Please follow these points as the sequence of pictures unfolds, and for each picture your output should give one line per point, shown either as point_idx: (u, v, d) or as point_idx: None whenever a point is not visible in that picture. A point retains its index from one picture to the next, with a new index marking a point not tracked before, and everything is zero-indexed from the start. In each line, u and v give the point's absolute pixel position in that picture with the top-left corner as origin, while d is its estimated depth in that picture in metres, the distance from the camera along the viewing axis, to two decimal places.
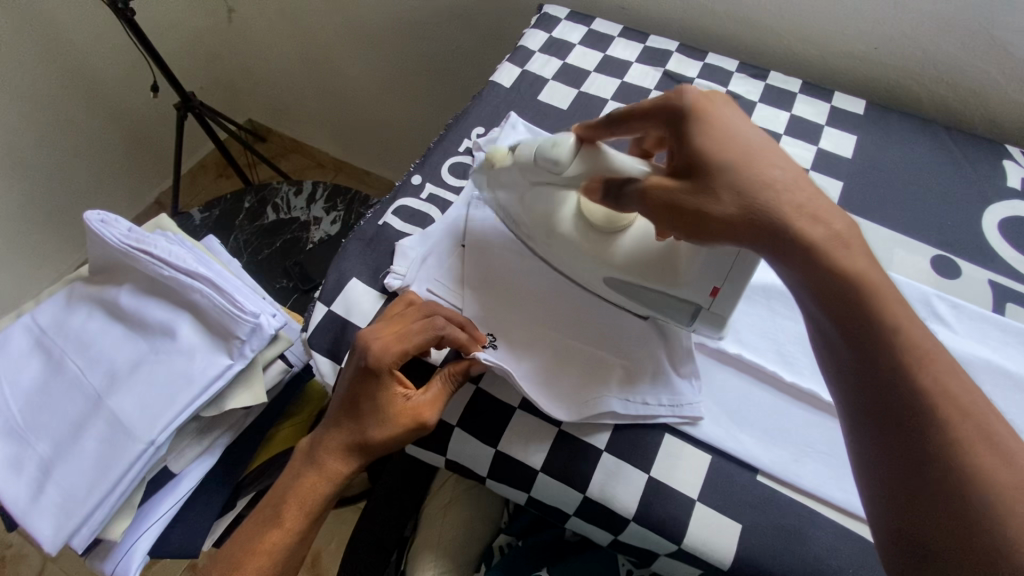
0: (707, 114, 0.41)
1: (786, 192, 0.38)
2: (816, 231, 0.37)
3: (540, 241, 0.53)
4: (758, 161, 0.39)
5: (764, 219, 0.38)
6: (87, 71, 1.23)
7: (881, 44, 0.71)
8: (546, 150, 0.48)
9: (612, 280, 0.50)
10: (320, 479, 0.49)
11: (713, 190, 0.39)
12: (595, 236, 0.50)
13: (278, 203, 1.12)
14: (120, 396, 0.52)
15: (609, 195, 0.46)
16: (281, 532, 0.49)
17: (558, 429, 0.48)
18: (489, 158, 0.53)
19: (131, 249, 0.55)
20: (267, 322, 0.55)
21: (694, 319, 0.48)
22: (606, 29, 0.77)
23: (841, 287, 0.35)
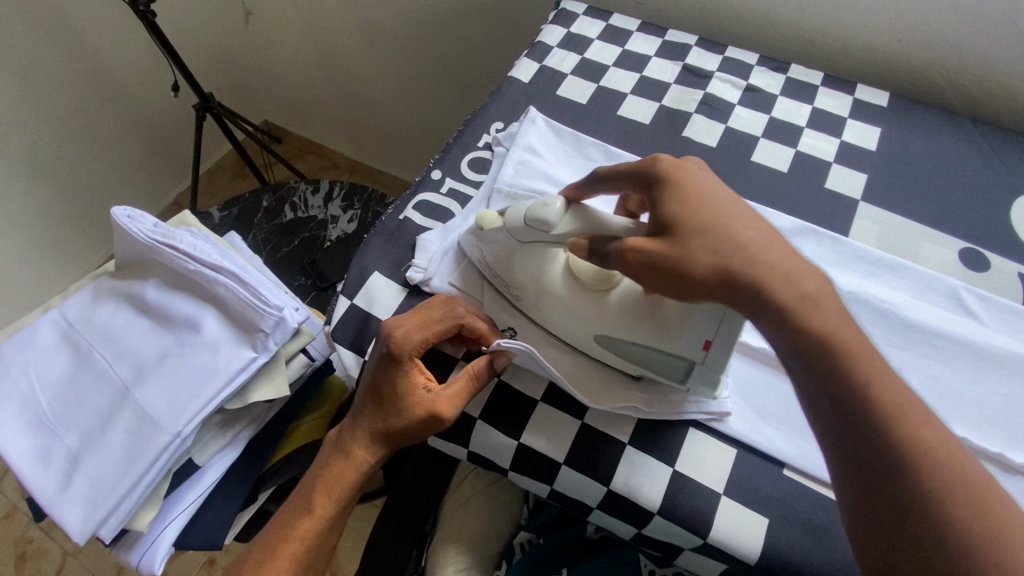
0: (680, 178, 0.42)
1: (759, 250, 0.38)
2: (786, 295, 0.36)
3: (529, 302, 0.51)
4: (729, 220, 0.39)
5: (737, 280, 0.37)
6: (107, 71, 1.25)
7: (905, 35, 0.70)
8: (535, 210, 0.46)
9: (602, 338, 0.48)
10: (346, 469, 0.50)
11: (686, 249, 0.39)
12: (585, 296, 0.48)
13: (296, 202, 1.13)
14: (148, 388, 0.53)
15: (595, 255, 0.44)
16: (308, 520, 0.49)
17: (582, 421, 0.48)
18: (479, 221, 0.51)
19: (157, 244, 0.56)
20: (290, 316, 0.55)
21: (686, 376, 0.46)
22: (624, 24, 0.77)
23: (816, 349, 0.35)
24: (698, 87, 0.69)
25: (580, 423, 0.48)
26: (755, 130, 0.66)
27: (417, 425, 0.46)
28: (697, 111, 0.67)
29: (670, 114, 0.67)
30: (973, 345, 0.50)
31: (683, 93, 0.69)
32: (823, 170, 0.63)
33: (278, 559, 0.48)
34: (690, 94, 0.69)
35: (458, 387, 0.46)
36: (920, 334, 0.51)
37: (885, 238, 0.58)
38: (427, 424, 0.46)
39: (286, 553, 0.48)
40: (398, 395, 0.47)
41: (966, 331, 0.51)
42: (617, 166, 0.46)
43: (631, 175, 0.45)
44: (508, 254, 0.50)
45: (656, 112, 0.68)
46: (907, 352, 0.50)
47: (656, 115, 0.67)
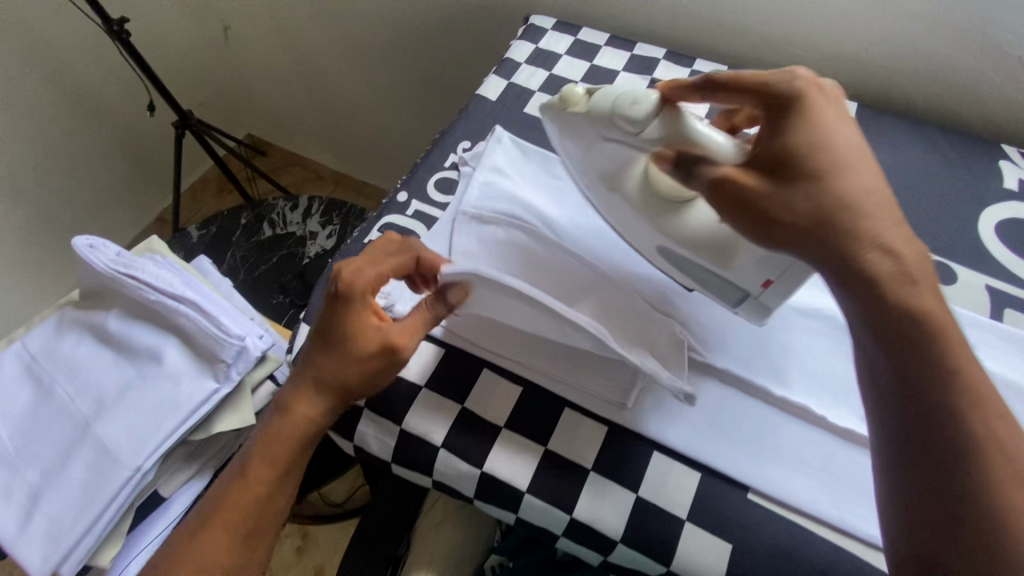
0: (813, 107, 0.40)
1: (873, 210, 0.38)
2: (885, 264, 0.37)
3: (598, 195, 0.51)
4: (862, 171, 0.39)
5: (824, 237, 0.38)
6: (84, 90, 1.25)
7: (870, 45, 0.70)
8: (622, 104, 0.45)
9: (661, 249, 0.49)
10: (293, 428, 0.46)
11: (790, 193, 0.38)
12: (658, 207, 0.47)
13: (274, 218, 1.12)
14: (109, 422, 0.52)
15: (682, 168, 0.43)
16: (242, 485, 0.45)
17: (545, 448, 0.48)
18: (563, 97, 0.49)
19: (118, 274, 0.56)
20: (253, 344, 0.55)
21: (740, 302, 0.47)
22: (592, 38, 0.77)
23: (889, 311, 0.36)
24: None
25: (543, 450, 0.48)
26: None
27: (365, 364, 0.45)
28: None
29: None
30: None
31: None
32: None
33: (219, 529, 0.44)
34: None
35: (412, 322, 0.47)
36: None
37: None
38: (379, 363, 0.45)
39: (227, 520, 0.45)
40: (346, 338, 0.45)
41: None
42: (738, 74, 0.44)
43: (753, 92, 0.43)
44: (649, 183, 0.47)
45: None
46: None
47: None
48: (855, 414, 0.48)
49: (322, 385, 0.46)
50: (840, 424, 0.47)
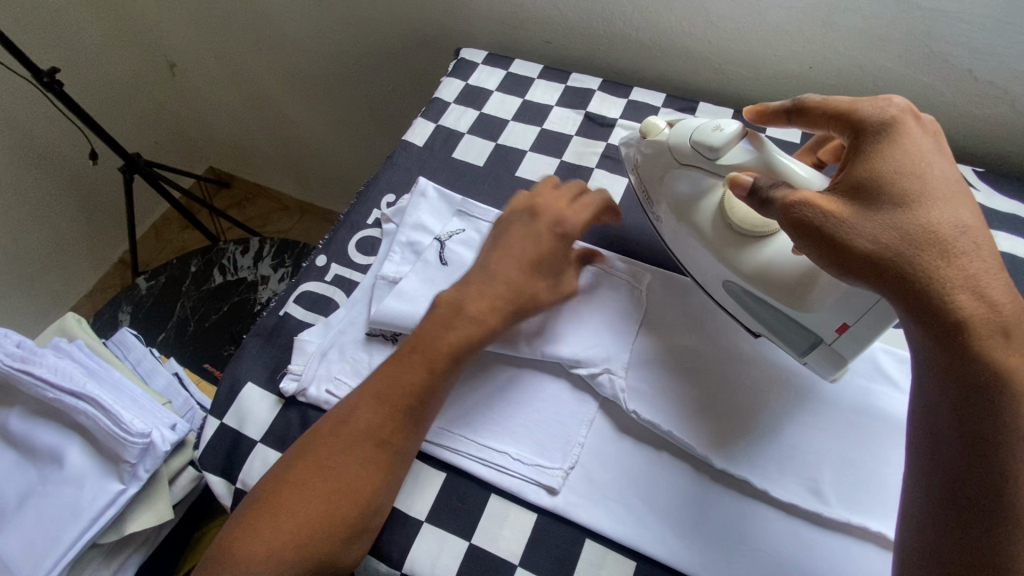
0: (903, 138, 0.37)
1: (959, 247, 0.33)
2: (973, 306, 0.32)
3: (669, 226, 0.51)
4: (941, 204, 0.34)
5: (900, 276, 0.33)
6: (29, 143, 1.17)
7: (815, 64, 0.67)
8: (705, 133, 0.44)
9: (730, 284, 0.47)
10: (462, 331, 0.47)
11: (868, 222, 0.34)
12: (732, 239, 0.45)
13: (225, 264, 1.08)
14: (6, 536, 0.48)
15: (755, 198, 0.40)
16: (417, 394, 0.45)
17: (469, 543, 0.44)
18: (646, 129, 0.49)
19: (13, 370, 0.52)
20: (160, 439, 0.51)
21: (809, 351, 0.44)
22: (525, 71, 0.73)
23: (964, 357, 0.32)
24: (601, 138, 0.66)
25: (466, 543, 0.44)
26: None
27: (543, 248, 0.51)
28: (599, 165, 0.63)
29: (571, 171, 0.63)
30: (891, 418, 0.46)
31: (585, 145, 0.65)
32: None
33: (387, 415, 0.44)
34: (592, 146, 0.65)
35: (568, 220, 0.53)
36: (832, 408, 0.47)
37: None
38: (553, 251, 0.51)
39: (366, 456, 0.43)
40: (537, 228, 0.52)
41: (882, 401, 0.47)
42: (827, 99, 0.41)
43: (838, 119, 0.40)
44: (716, 218, 0.46)
45: (556, 169, 0.64)
46: (820, 432, 0.46)
47: (556, 173, 0.63)
48: (802, 485, 0.44)
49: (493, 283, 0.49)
50: (784, 499, 0.43)
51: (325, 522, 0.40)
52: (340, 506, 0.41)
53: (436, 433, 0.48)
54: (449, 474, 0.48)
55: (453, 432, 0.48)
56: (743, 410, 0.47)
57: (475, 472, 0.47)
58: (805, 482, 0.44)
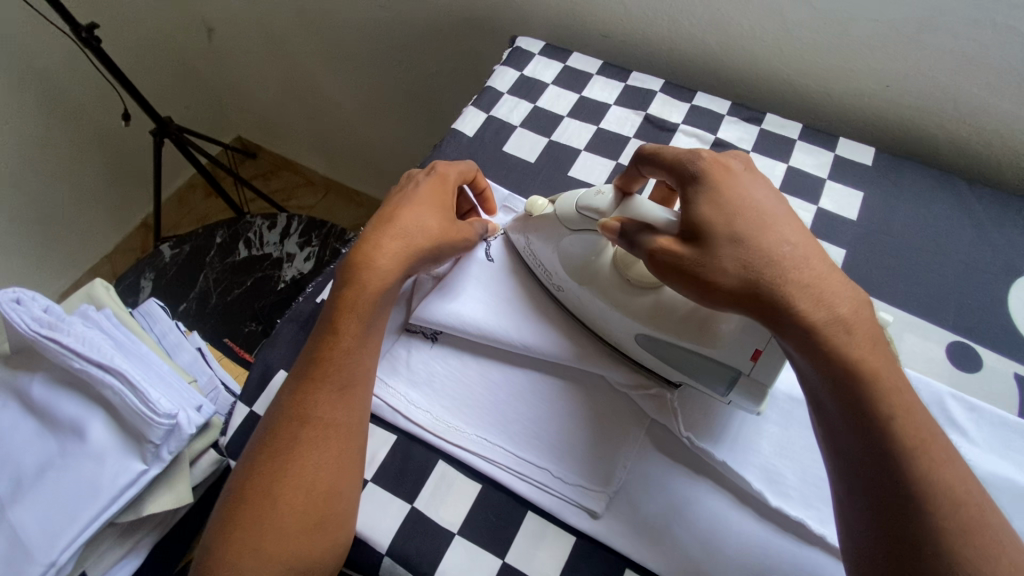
0: (721, 177, 0.39)
1: (793, 266, 0.36)
2: (817, 313, 0.35)
3: (573, 295, 0.49)
4: (765, 227, 0.38)
5: (763, 301, 0.36)
6: (60, 98, 1.15)
7: (894, 82, 0.63)
8: (588, 198, 0.46)
9: (643, 338, 0.45)
10: (378, 277, 0.46)
11: (714, 255, 0.37)
12: (632, 291, 0.46)
13: (251, 238, 1.06)
14: (24, 507, 0.47)
15: (626, 241, 0.42)
16: (339, 353, 0.45)
17: (502, 561, 0.42)
18: (529, 207, 0.51)
19: (40, 336, 0.50)
20: (186, 421, 0.49)
21: (729, 389, 0.44)
22: (583, 66, 0.70)
23: (836, 376, 0.34)
24: (660, 143, 0.63)
25: (500, 560, 0.42)
26: None
27: (409, 220, 0.49)
28: None
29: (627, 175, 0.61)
30: None
31: None
32: None
33: (316, 383, 0.44)
34: None
35: (439, 198, 0.51)
36: None
37: None
38: (432, 222, 0.49)
39: (315, 439, 0.42)
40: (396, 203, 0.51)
41: None
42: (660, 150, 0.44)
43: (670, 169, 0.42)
44: (610, 278, 0.47)
45: (611, 172, 0.61)
46: None
47: (610, 176, 0.61)
48: None
49: (407, 233, 0.48)
50: (842, 547, 0.41)
51: (292, 522, 0.40)
52: (300, 501, 0.40)
53: (475, 445, 0.46)
54: (485, 486, 0.45)
55: (492, 444, 0.46)
56: (800, 447, 0.45)
57: (514, 488, 0.45)
58: None
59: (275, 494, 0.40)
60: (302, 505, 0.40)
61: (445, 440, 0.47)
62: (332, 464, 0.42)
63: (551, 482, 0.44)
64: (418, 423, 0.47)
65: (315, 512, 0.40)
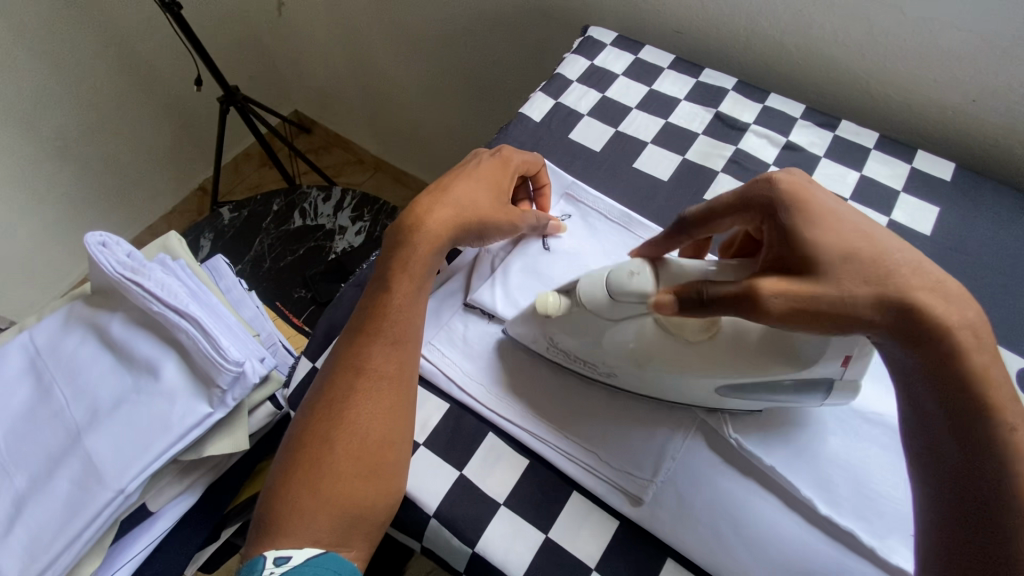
0: (807, 197, 0.37)
1: (914, 278, 0.34)
2: (950, 318, 0.32)
3: (622, 371, 0.45)
4: (876, 240, 0.35)
5: (898, 325, 0.33)
6: (138, 60, 1.20)
7: (981, 97, 0.60)
8: (619, 278, 0.41)
9: (724, 386, 0.42)
10: (430, 242, 0.48)
11: (838, 281, 0.34)
12: (692, 354, 0.42)
13: (306, 208, 1.09)
14: (97, 435, 0.50)
15: (692, 306, 0.37)
16: (394, 312, 0.47)
17: (546, 536, 0.43)
18: (539, 305, 0.45)
19: (123, 278, 0.53)
20: (250, 371, 0.52)
21: (829, 391, 0.43)
22: (655, 59, 0.69)
23: (954, 386, 0.32)
24: (730, 141, 0.62)
25: (544, 535, 0.43)
26: None
27: (462, 193, 0.50)
28: (724, 170, 0.60)
29: (693, 170, 0.60)
30: None
31: (711, 147, 0.62)
32: None
33: (371, 338, 0.46)
34: (719, 149, 0.61)
35: (495, 176, 0.52)
36: None
37: None
38: (484, 199, 0.51)
39: (369, 387, 0.44)
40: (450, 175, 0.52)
41: None
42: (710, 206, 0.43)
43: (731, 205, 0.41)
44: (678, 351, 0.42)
45: (677, 168, 0.61)
46: None
47: (676, 171, 0.60)
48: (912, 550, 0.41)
49: (456, 206, 0.49)
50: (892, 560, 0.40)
51: (347, 467, 0.42)
52: (356, 447, 0.42)
53: (524, 421, 0.47)
54: (533, 462, 0.46)
55: (541, 421, 0.47)
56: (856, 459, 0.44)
57: (561, 466, 0.45)
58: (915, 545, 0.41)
59: (333, 438, 0.42)
60: (358, 450, 0.42)
61: (496, 413, 0.48)
62: (386, 413, 0.43)
63: (600, 464, 0.45)
64: (471, 394, 0.49)
65: (370, 459, 0.42)
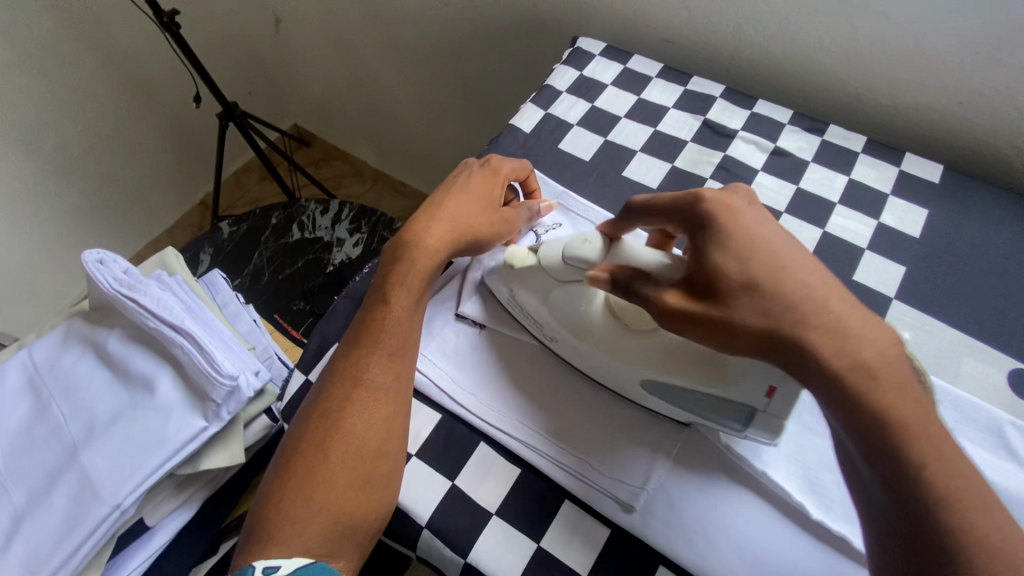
0: (731, 219, 0.38)
1: (814, 312, 0.34)
2: (838, 358, 0.33)
3: (563, 342, 0.49)
4: (786, 271, 0.36)
5: (780, 350, 0.35)
6: (138, 78, 1.22)
7: (967, 99, 0.60)
8: (575, 247, 0.46)
9: (649, 382, 0.45)
10: (427, 255, 0.49)
11: (733, 307, 0.36)
12: (628, 338, 0.46)
13: (304, 221, 1.10)
14: (94, 451, 0.50)
15: (621, 288, 0.42)
16: (391, 323, 0.47)
17: (538, 545, 0.43)
18: (511, 259, 0.49)
19: (120, 295, 0.53)
20: (245, 385, 0.52)
21: (747, 423, 0.42)
22: (644, 69, 0.70)
23: (868, 414, 0.32)
24: (718, 148, 0.63)
25: (536, 545, 0.43)
26: (777, 204, 0.59)
27: (458, 208, 0.51)
28: (712, 176, 0.60)
29: (682, 178, 0.61)
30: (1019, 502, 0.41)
31: (699, 154, 0.62)
32: (853, 257, 0.56)
33: (366, 350, 0.46)
34: (707, 156, 0.62)
35: (489, 188, 0.53)
36: None
37: (921, 350, 0.50)
38: (479, 213, 0.51)
39: (365, 399, 0.44)
40: (444, 189, 0.53)
41: (1007, 481, 0.42)
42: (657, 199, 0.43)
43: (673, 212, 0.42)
44: (610, 335, 0.46)
45: (666, 175, 0.61)
46: None
47: (665, 178, 0.61)
48: None
49: (451, 220, 0.50)
50: None
51: (341, 476, 0.42)
52: (351, 456, 0.42)
53: (515, 430, 0.47)
54: (525, 471, 0.46)
55: (534, 431, 0.47)
56: None
57: (553, 475, 0.45)
58: None
59: (327, 447, 0.43)
60: (353, 459, 0.42)
61: (491, 425, 0.48)
62: (381, 423, 0.44)
63: (591, 473, 0.45)
64: (465, 404, 0.49)
65: (363, 467, 0.42)
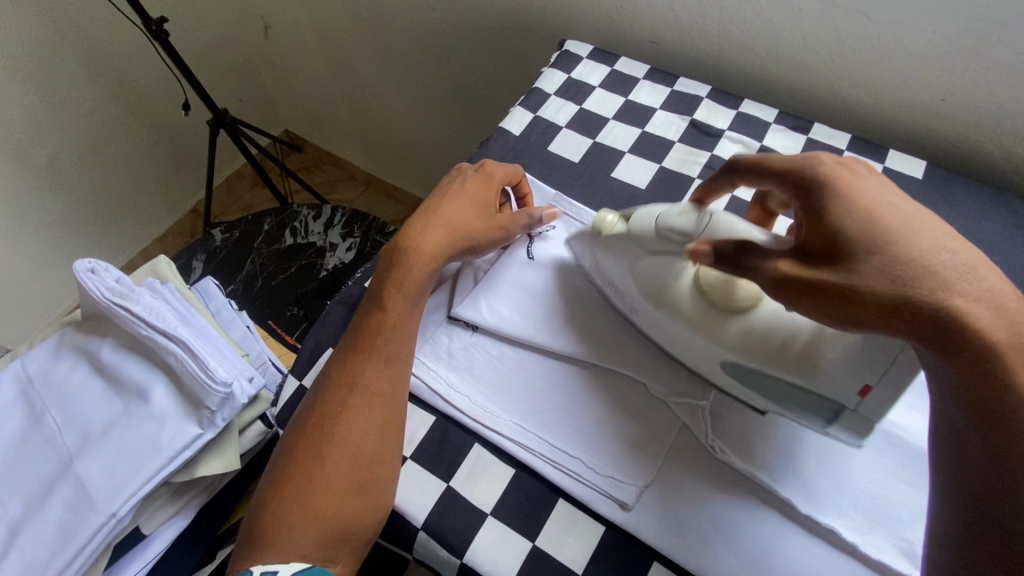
0: (852, 184, 0.37)
1: (955, 282, 0.32)
2: (994, 330, 0.31)
3: (646, 316, 0.49)
4: (917, 240, 0.34)
5: (916, 325, 0.33)
6: (127, 86, 1.22)
7: (948, 96, 0.61)
8: (671, 217, 0.47)
9: (730, 364, 0.45)
10: (423, 261, 0.50)
11: (862, 272, 0.34)
12: (714, 317, 0.45)
13: (296, 227, 1.10)
14: (88, 461, 0.50)
15: (723, 260, 0.40)
16: (386, 329, 0.47)
17: (533, 544, 0.44)
18: (597, 225, 0.52)
19: (112, 304, 0.53)
20: (239, 391, 0.52)
21: (833, 420, 0.42)
22: (631, 70, 0.71)
23: (982, 390, 0.31)
24: (705, 148, 0.63)
25: (530, 544, 0.44)
26: None
27: (453, 215, 0.52)
28: (700, 176, 0.61)
29: (670, 178, 0.61)
30: None
31: (686, 154, 0.63)
32: None
33: (361, 356, 0.47)
34: (694, 156, 0.63)
35: (483, 194, 0.54)
36: None
37: None
38: (474, 219, 0.52)
39: (361, 404, 0.44)
40: (439, 196, 0.54)
41: None
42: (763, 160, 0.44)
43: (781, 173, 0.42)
44: (698, 317, 0.45)
45: (655, 175, 0.62)
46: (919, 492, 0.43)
47: (653, 179, 0.62)
48: (893, 543, 0.41)
49: (446, 226, 0.51)
50: (874, 556, 0.41)
51: (337, 481, 0.42)
52: (347, 461, 0.43)
53: (509, 431, 0.48)
54: (519, 471, 0.47)
55: (526, 431, 0.48)
56: (838, 459, 0.45)
57: (546, 474, 0.46)
58: (895, 539, 0.42)
59: (323, 453, 0.43)
60: (349, 464, 0.43)
61: (485, 426, 0.48)
62: (377, 428, 0.44)
63: (584, 472, 0.46)
64: (458, 406, 0.49)
65: (358, 471, 0.43)
